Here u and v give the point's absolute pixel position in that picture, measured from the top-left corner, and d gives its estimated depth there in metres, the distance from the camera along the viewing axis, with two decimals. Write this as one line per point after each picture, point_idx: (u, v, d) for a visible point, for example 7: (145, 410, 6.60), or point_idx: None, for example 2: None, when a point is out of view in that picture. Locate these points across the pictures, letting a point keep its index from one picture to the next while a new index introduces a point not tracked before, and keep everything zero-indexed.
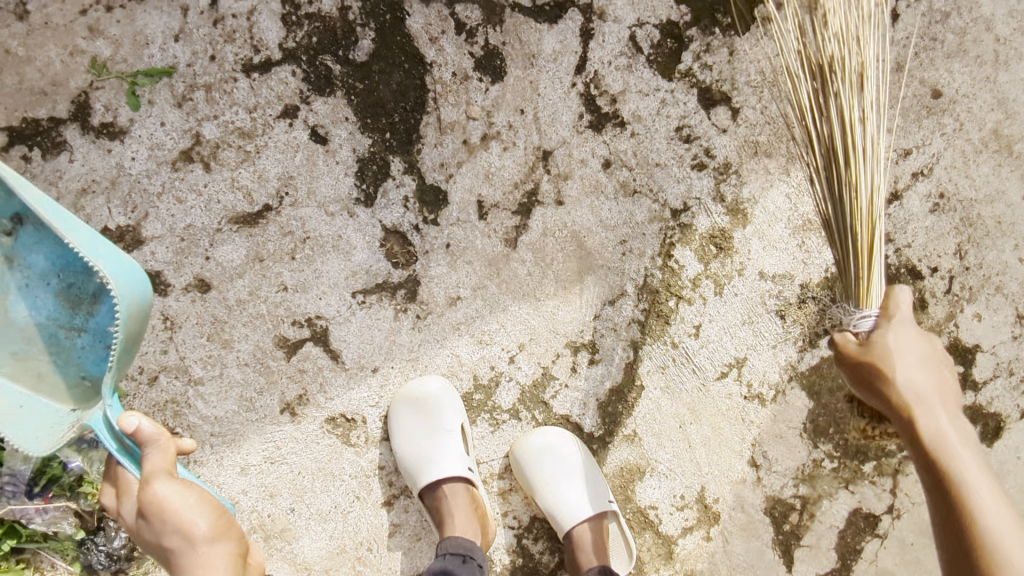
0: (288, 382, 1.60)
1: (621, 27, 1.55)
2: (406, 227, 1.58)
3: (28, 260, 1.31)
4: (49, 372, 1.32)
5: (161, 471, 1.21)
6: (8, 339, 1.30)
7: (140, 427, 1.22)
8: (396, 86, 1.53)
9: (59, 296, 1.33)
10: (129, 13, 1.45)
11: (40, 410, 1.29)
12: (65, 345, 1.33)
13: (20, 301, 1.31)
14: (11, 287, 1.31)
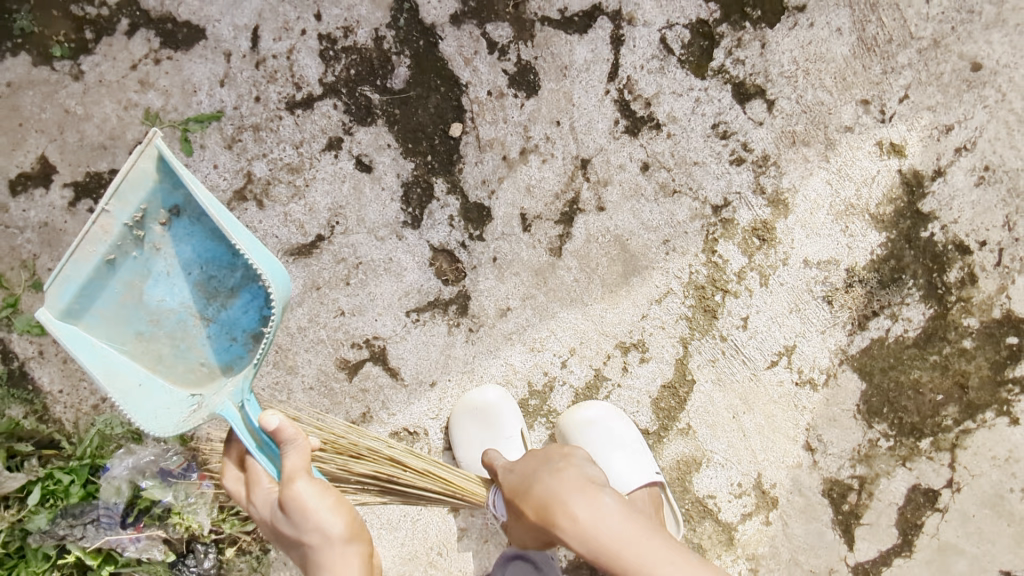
0: (351, 402, 1.66)
1: (650, 30, 1.56)
2: (453, 245, 1.62)
3: (172, 250, 1.32)
4: (169, 356, 1.32)
5: (301, 470, 1.21)
6: (131, 319, 1.31)
7: (280, 426, 1.21)
8: (434, 110, 1.57)
9: (197, 286, 1.34)
10: (176, 63, 1.51)
11: (156, 392, 1.29)
12: (187, 331, 1.33)
13: (154, 285, 1.33)
14: (150, 271, 1.32)
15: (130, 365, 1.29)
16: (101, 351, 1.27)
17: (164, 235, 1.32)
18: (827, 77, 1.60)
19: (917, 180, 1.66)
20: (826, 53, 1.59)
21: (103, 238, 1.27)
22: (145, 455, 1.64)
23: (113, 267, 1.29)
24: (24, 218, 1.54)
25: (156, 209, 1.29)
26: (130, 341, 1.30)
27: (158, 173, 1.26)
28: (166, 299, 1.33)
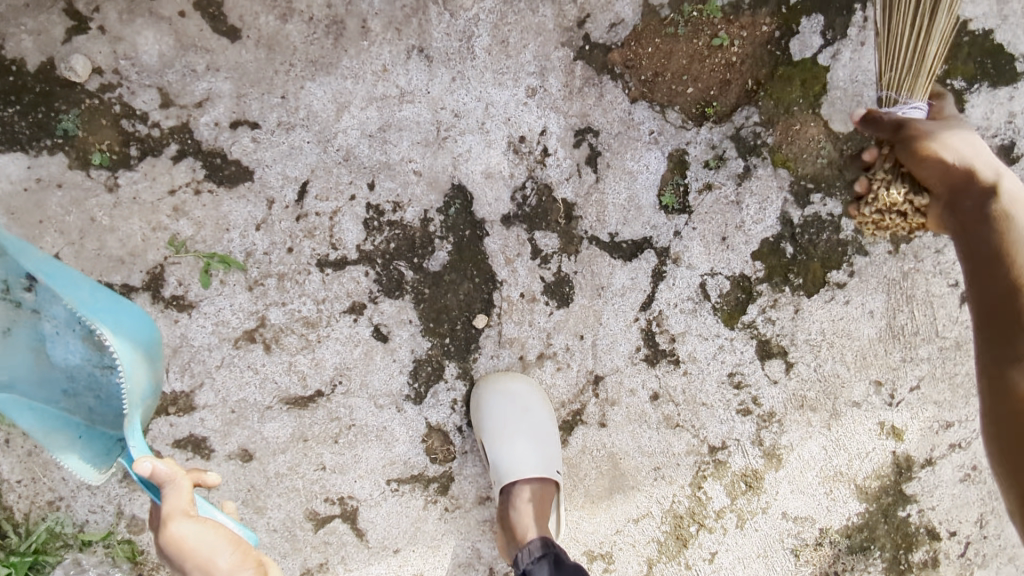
0: (311, 551, 1.63)
1: (693, 273, 1.56)
2: (450, 427, 1.61)
3: (50, 313, 1.28)
4: (99, 407, 1.28)
5: (179, 509, 1.12)
6: (51, 382, 1.27)
7: (157, 469, 1.14)
8: (463, 297, 1.55)
9: (87, 342, 1.28)
10: (216, 198, 1.46)
11: (95, 444, 1.27)
12: (103, 384, 1.28)
13: (54, 346, 1.27)
14: (42, 338, 1.28)
15: (71, 417, 1.27)
16: (40, 411, 1.25)
17: (37, 300, 1.27)
18: (848, 353, 1.63)
19: (908, 463, 1.69)
20: (853, 331, 1.62)
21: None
22: (92, 572, 1.59)
23: (9, 342, 1.26)
24: None
25: (17, 278, 1.27)
26: (58, 399, 1.27)
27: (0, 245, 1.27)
28: (69, 359, 1.28)
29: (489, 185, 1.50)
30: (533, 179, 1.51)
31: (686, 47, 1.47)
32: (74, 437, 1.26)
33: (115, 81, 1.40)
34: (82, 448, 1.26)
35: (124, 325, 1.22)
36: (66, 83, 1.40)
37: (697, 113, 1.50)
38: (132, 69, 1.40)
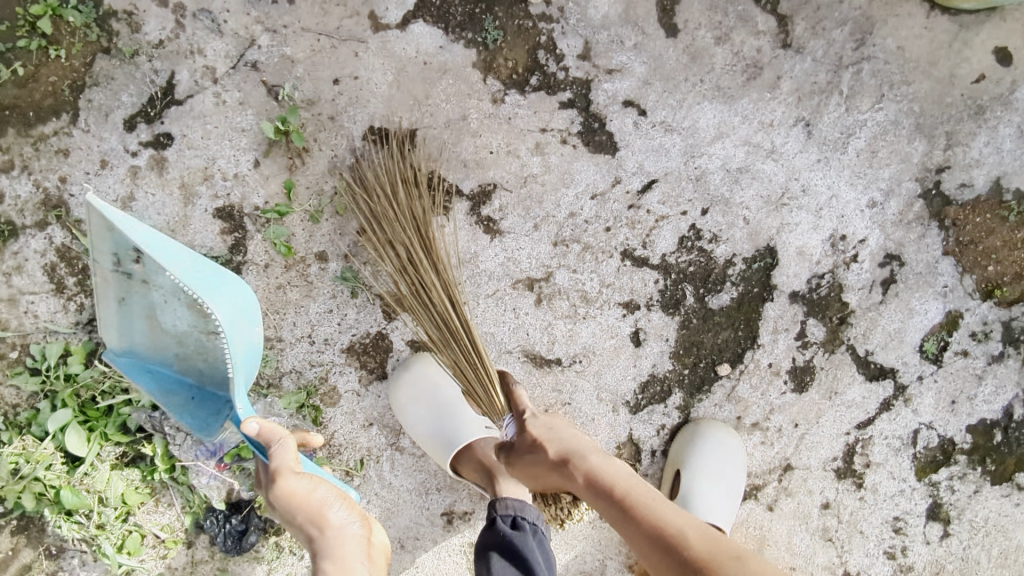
0: (465, 495, 1.70)
1: (914, 417, 1.69)
2: (645, 446, 1.69)
3: (158, 284, 1.35)
4: (206, 368, 1.39)
5: (287, 468, 1.29)
6: (164, 347, 1.40)
7: (262, 427, 1.33)
8: (719, 341, 1.65)
9: (192, 308, 1.35)
10: (575, 154, 1.54)
11: (206, 399, 1.42)
12: (207, 348, 1.37)
13: (163, 313, 1.36)
14: (151, 306, 1.36)
15: (184, 381, 1.42)
16: (157, 373, 1.41)
17: (146, 271, 1.33)
18: (997, 549, 1.75)
19: None
20: (1012, 532, 1.74)
21: (108, 287, 1.35)
22: (284, 421, 1.61)
23: (127, 309, 1.38)
24: (354, 163, 1.53)
25: (125, 251, 1.31)
26: (169, 362, 1.40)
27: (103, 221, 1.27)
28: (180, 324, 1.37)
29: (796, 261, 1.62)
30: (832, 275, 1.63)
31: (1007, 232, 1.62)
32: (186, 400, 1.42)
33: (555, 15, 1.48)
34: (193, 409, 1.42)
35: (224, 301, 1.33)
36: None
37: (988, 289, 1.65)
38: (575, 14, 1.48)
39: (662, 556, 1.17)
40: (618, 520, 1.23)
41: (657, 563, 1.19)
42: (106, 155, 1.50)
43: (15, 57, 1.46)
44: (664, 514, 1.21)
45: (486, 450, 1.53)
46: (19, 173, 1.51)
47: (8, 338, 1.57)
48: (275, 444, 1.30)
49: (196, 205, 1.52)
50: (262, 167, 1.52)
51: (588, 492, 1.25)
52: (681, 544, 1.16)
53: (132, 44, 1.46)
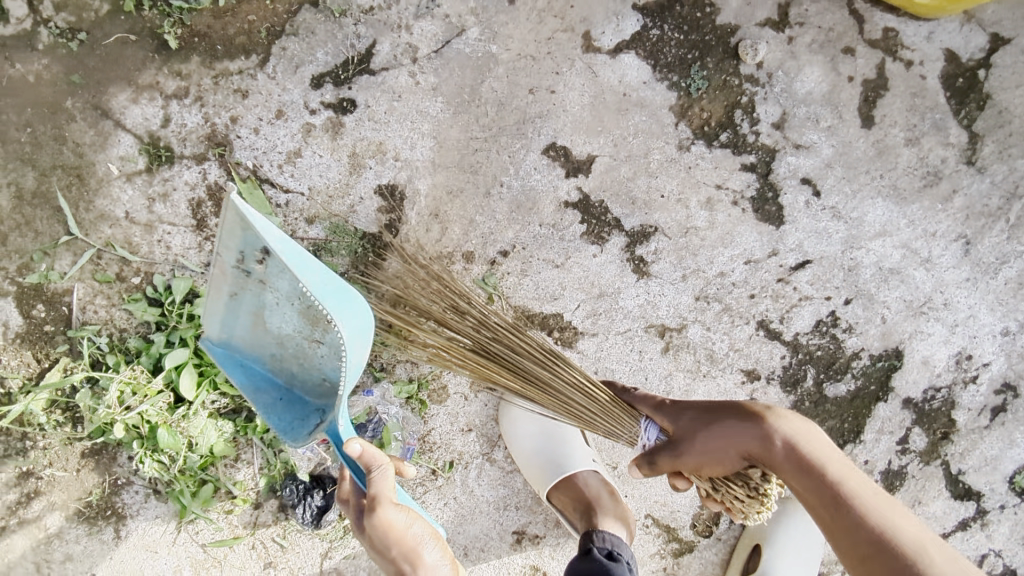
0: (540, 519, 1.68)
1: (985, 542, 1.72)
2: (726, 511, 1.69)
3: (275, 285, 1.23)
4: (299, 373, 1.34)
5: (385, 497, 1.23)
6: (263, 344, 1.33)
7: (362, 450, 1.24)
8: (825, 428, 1.66)
9: (302, 313, 1.26)
10: (742, 217, 1.54)
11: (292, 405, 1.36)
12: (306, 354, 1.31)
13: (273, 314, 1.28)
14: (262, 305, 1.27)
15: (274, 380, 1.36)
16: (248, 367, 1.36)
17: (268, 272, 1.21)
18: None
19: None
20: None
21: (224, 278, 1.24)
22: (394, 408, 1.58)
23: (236, 302, 1.28)
24: (525, 174, 1.50)
25: (253, 250, 1.17)
26: (266, 360, 1.35)
27: (239, 221, 1.11)
28: (286, 327, 1.29)
29: (918, 369, 1.64)
30: (948, 390, 1.65)
31: None
32: (274, 400, 1.37)
33: (762, 79, 1.47)
34: (280, 410, 1.36)
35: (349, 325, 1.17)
36: (730, 50, 1.45)
37: None
38: (781, 82, 1.47)
39: (819, 492, 1.04)
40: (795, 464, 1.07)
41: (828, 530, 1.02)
42: (284, 106, 1.47)
43: None
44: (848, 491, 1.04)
45: (587, 483, 1.52)
46: (192, 103, 1.47)
47: (134, 262, 1.53)
48: (379, 470, 1.24)
49: (360, 177, 1.49)
50: (434, 156, 1.49)
51: (723, 426, 1.15)
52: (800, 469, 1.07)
53: (342, 4, 1.43)
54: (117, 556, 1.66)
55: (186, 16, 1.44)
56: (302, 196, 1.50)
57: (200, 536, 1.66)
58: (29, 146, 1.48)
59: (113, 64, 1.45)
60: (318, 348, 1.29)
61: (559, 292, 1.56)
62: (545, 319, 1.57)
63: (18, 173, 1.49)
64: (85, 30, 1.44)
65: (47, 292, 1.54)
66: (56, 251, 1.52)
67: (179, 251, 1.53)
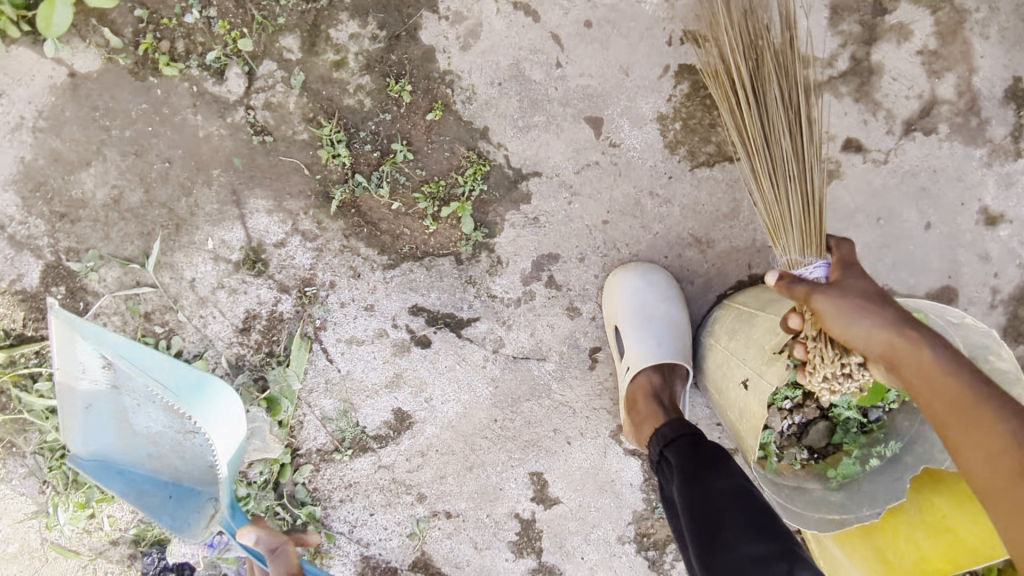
0: None
1: None
2: None
3: (127, 389, 1.54)
4: (185, 464, 1.55)
5: (282, 568, 1.36)
6: (137, 448, 1.55)
7: (258, 538, 1.35)
8: None
9: (170, 411, 1.56)
10: None
11: (184, 496, 1.51)
12: (184, 443, 1.56)
13: (137, 415, 1.55)
14: (127, 407, 1.55)
15: (158, 479, 1.53)
16: (128, 474, 1.52)
17: (117, 376, 1.53)
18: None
19: None
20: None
21: (73, 393, 1.52)
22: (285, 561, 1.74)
23: (93, 412, 1.54)
24: (505, 478, 1.71)
25: (96, 361, 1.52)
26: (144, 461, 1.55)
27: (71, 328, 1.50)
28: (155, 424, 1.56)
29: None
30: None
31: None
32: (165, 497, 1.50)
33: None
34: (169, 508, 1.48)
35: (202, 404, 1.46)
36: None
37: None
38: None
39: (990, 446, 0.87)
40: (954, 363, 0.95)
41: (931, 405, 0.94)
42: (378, 305, 1.59)
43: (402, 192, 1.53)
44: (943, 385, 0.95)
45: None
46: (311, 247, 1.56)
47: (170, 316, 1.58)
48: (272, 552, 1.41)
49: (390, 392, 1.64)
50: (454, 417, 1.67)
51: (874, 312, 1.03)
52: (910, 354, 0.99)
53: (477, 276, 1.58)
54: None
55: (359, 190, 1.53)
56: (337, 370, 1.62)
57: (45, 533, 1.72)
58: (156, 175, 1.52)
59: (275, 177, 1.52)
60: (196, 435, 1.56)
61: (462, 563, 1.77)
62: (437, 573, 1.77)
63: (129, 185, 1.53)
64: (274, 136, 1.51)
65: (76, 282, 1.56)
66: (111, 261, 1.56)
67: (210, 336, 1.59)
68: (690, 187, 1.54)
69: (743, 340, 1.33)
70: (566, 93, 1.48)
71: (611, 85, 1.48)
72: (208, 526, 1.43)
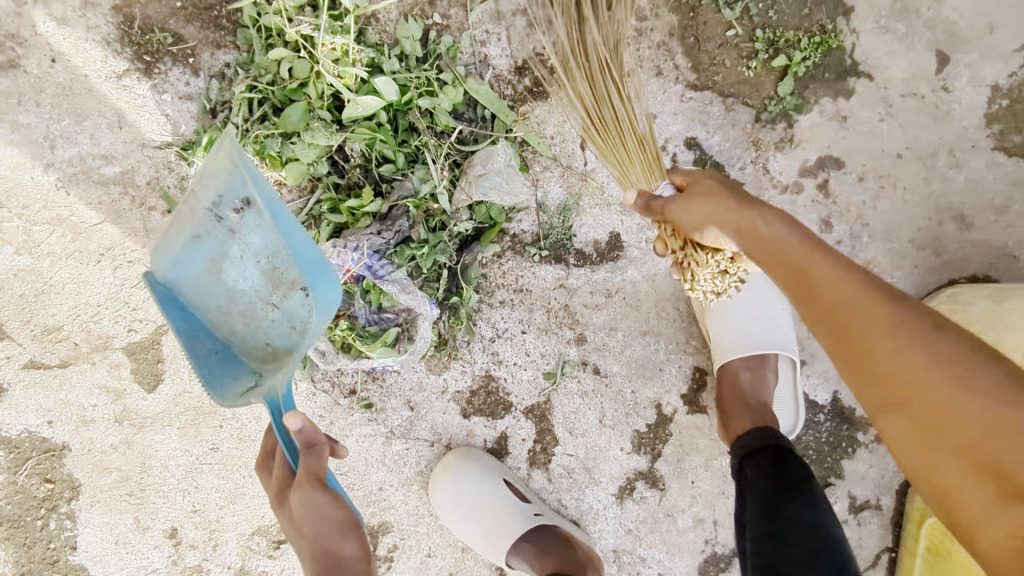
0: None
1: None
2: None
3: (245, 238, 1.09)
4: (243, 332, 1.14)
5: (312, 474, 1.04)
6: (211, 295, 1.13)
7: (303, 427, 1.06)
8: None
9: (265, 275, 1.11)
10: (699, 551, 1.64)
11: (232, 360, 1.13)
12: (258, 316, 1.13)
13: (231, 266, 1.11)
14: (223, 252, 1.10)
15: (213, 331, 1.13)
16: (190, 316, 1.12)
17: (242, 223, 1.07)
18: None
19: None
20: None
21: (190, 220, 1.07)
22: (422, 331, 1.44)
23: (195, 244, 1.10)
24: (672, 359, 1.56)
25: (234, 198, 1.04)
26: (207, 311, 1.13)
27: (230, 163, 0.98)
28: (242, 283, 1.12)
29: None
30: None
31: None
32: (210, 352, 1.12)
33: None
34: (215, 373, 1.10)
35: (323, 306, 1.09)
36: (824, 480, 1.64)
37: None
38: None
39: (961, 374, 0.74)
40: (904, 323, 0.79)
41: (845, 340, 0.82)
42: (659, 119, 1.47)
43: (746, 23, 1.45)
44: (893, 342, 0.78)
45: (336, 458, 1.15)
46: (633, 27, 1.43)
47: (455, 16, 1.41)
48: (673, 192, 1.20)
49: (620, 211, 1.48)
50: (660, 272, 1.52)
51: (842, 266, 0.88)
52: (877, 296, 0.83)
53: (764, 143, 1.49)
54: (96, 91, 1.36)
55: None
56: (582, 162, 1.46)
57: (161, 173, 1.39)
58: None
59: None
60: (278, 314, 1.13)
61: (577, 433, 1.56)
62: (547, 430, 1.56)
63: None
64: None
65: None
66: None
67: (482, 59, 1.42)
68: (981, 165, 1.55)
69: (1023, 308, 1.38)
70: (932, 19, 1.49)
71: (972, 34, 1.50)
72: (249, 400, 1.07)
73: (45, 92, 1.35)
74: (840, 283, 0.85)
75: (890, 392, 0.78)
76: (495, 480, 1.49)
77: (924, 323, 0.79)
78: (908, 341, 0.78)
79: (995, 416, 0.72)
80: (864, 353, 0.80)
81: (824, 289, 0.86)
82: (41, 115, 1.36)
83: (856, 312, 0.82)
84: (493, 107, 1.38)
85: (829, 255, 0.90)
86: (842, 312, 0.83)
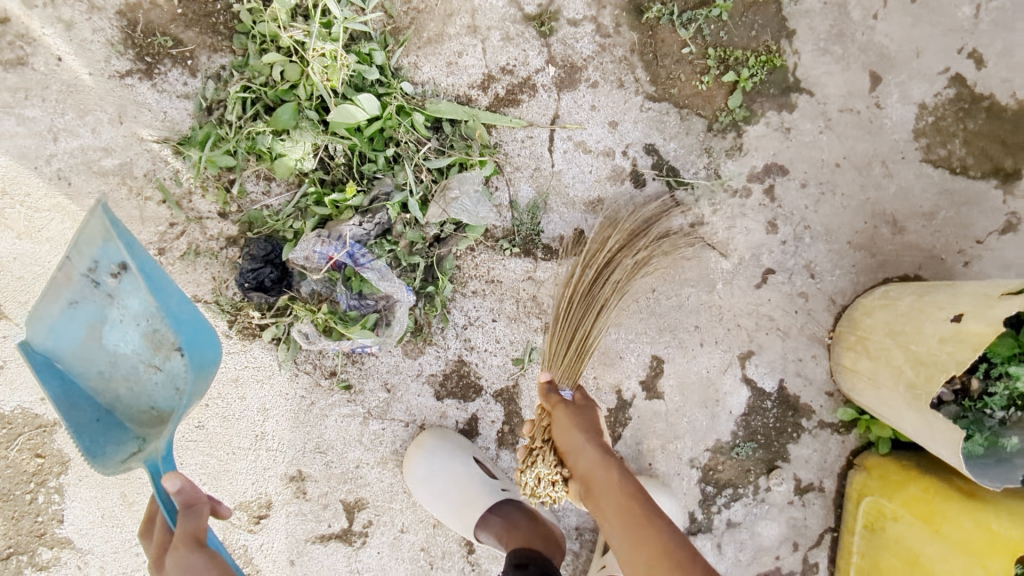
0: (316, 483, 1.62)
1: None
2: None
3: (123, 300, 1.28)
4: (127, 396, 1.32)
5: (185, 533, 1.12)
6: (92, 359, 1.31)
7: (182, 485, 1.16)
8: None
9: (145, 336, 1.29)
10: None
11: (111, 426, 1.30)
12: (141, 379, 1.31)
13: (112, 330, 1.30)
14: (104, 318, 1.30)
15: (94, 399, 1.30)
16: (69, 384, 1.30)
17: (118, 287, 1.28)
18: None
19: None
20: None
21: (65, 286, 1.28)
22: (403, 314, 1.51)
23: (75, 310, 1.30)
24: (630, 348, 1.69)
25: (109, 262, 1.25)
26: (90, 376, 1.31)
27: (104, 227, 1.21)
28: (123, 346, 1.31)
29: None
30: None
31: None
32: (89, 420, 1.28)
33: (758, 493, 1.78)
34: (88, 433, 1.27)
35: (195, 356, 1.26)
36: (771, 462, 1.77)
37: None
38: (761, 510, 1.79)
39: (651, 520, 1.18)
40: (626, 487, 1.23)
41: (619, 497, 1.22)
42: (621, 127, 1.61)
43: (700, 42, 1.60)
44: (624, 486, 1.23)
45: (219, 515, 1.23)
46: (597, 43, 1.58)
47: (436, 28, 1.54)
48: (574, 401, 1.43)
49: (584, 210, 1.62)
50: None
51: (585, 427, 1.33)
52: (590, 475, 1.28)
53: (715, 151, 1.64)
54: (100, 88, 1.46)
55: (667, 20, 1.58)
56: (550, 164, 1.60)
57: (157, 165, 1.49)
58: None
59: None
60: (157, 371, 1.31)
61: None
62: (515, 413, 1.67)
63: None
64: None
65: None
66: None
67: (460, 68, 1.55)
68: (910, 175, 1.71)
69: (939, 297, 1.46)
70: (865, 43, 1.66)
71: (901, 57, 1.67)
72: (130, 466, 1.24)
73: (51, 88, 1.46)
74: (586, 457, 1.29)
75: (613, 503, 1.23)
76: (465, 458, 1.59)
77: (636, 499, 1.22)
78: (610, 498, 1.24)
79: (580, 466, 1.30)
80: (594, 489, 1.27)
81: (579, 458, 1.30)
82: (47, 109, 1.46)
83: (639, 507, 1.20)
84: (462, 112, 1.52)
85: (619, 474, 1.25)
86: (629, 500, 1.21)
